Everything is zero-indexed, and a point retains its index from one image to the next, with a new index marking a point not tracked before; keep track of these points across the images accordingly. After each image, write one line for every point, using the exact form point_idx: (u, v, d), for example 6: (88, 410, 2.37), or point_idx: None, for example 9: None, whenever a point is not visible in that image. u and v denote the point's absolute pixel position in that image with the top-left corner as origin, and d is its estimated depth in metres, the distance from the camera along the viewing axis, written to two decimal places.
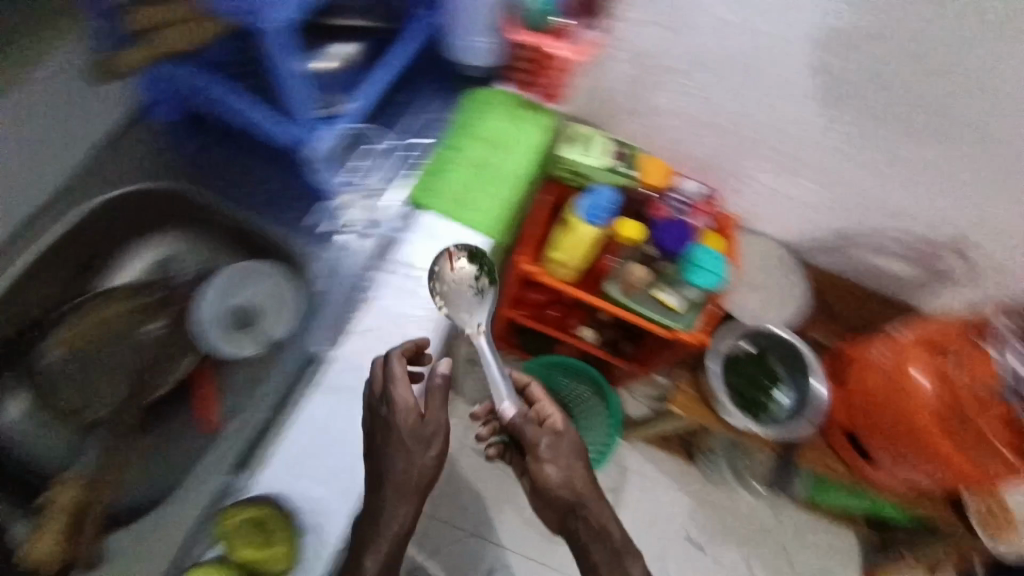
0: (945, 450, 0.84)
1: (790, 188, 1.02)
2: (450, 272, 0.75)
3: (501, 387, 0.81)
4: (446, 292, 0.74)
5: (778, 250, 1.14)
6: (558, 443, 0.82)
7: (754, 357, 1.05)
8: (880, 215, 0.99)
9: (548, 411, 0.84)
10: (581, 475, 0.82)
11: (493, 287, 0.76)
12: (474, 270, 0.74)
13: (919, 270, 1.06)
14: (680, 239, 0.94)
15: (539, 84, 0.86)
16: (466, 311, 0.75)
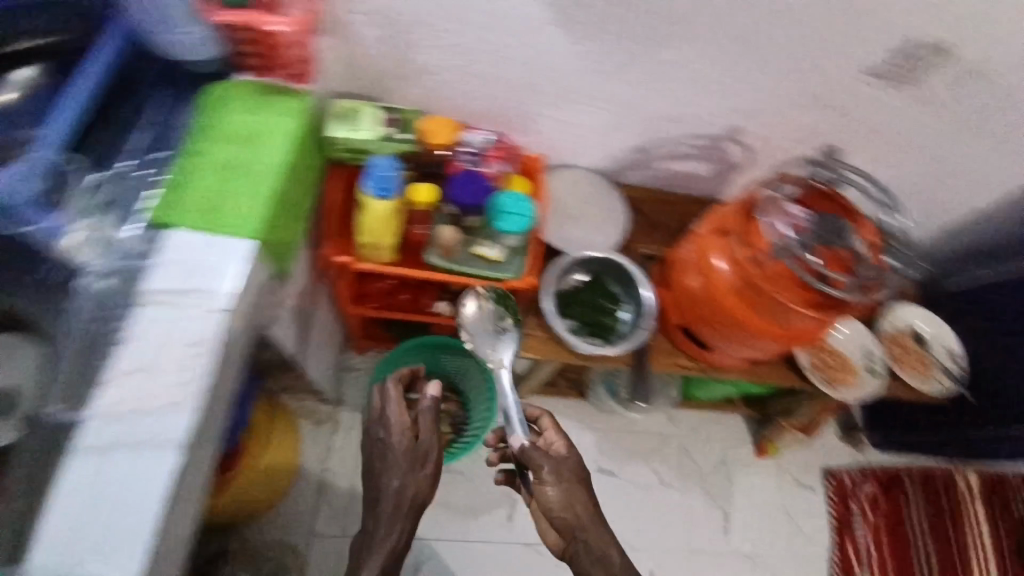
0: (750, 320, 0.91)
1: (581, 117, 1.04)
2: (474, 312, 1.02)
3: (516, 422, 0.93)
4: (474, 325, 1.02)
5: (592, 176, 1.17)
6: (560, 468, 0.92)
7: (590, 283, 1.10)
8: (664, 123, 1.05)
9: (553, 438, 0.97)
10: (581, 501, 0.91)
11: (514, 327, 1.02)
12: (496, 309, 1.02)
13: (714, 162, 1.15)
14: (479, 189, 0.93)
15: (277, 67, 0.82)
16: (490, 343, 1.00)
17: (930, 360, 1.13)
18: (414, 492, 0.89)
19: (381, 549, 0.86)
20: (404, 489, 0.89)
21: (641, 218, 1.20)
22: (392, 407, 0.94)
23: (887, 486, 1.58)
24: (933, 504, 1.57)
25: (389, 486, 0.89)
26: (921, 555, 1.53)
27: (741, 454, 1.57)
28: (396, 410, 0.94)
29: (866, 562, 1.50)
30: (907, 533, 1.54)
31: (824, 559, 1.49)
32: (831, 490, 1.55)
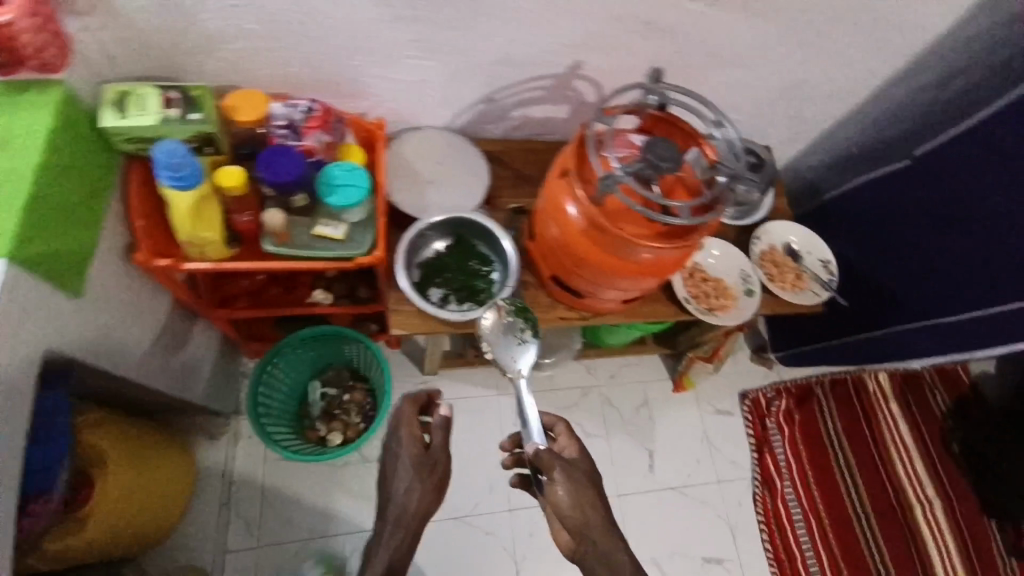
0: (604, 257, 0.88)
1: (412, 71, 0.97)
2: (496, 323, 0.95)
3: (531, 429, 0.89)
4: (496, 334, 0.94)
5: (448, 135, 1.10)
6: (572, 470, 0.86)
7: (453, 246, 1.05)
8: (504, 69, 1.00)
9: (568, 446, 0.93)
10: (595, 507, 0.84)
11: (535, 335, 0.94)
12: (517, 320, 0.95)
13: (567, 105, 1.11)
14: (296, 165, 0.85)
15: (31, 63, 0.67)
16: (510, 353, 0.93)
17: (804, 273, 1.17)
18: (421, 501, 0.86)
19: (385, 550, 0.84)
20: (414, 497, 0.85)
21: (506, 172, 1.15)
22: (402, 421, 0.90)
23: (798, 398, 1.64)
24: (841, 408, 1.65)
25: (398, 494, 0.86)
26: (835, 457, 1.60)
27: (660, 392, 1.59)
28: (409, 423, 0.90)
29: (787, 473, 1.56)
30: (821, 439, 1.61)
31: (749, 478, 1.53)
32: (748, 411, 1.60)
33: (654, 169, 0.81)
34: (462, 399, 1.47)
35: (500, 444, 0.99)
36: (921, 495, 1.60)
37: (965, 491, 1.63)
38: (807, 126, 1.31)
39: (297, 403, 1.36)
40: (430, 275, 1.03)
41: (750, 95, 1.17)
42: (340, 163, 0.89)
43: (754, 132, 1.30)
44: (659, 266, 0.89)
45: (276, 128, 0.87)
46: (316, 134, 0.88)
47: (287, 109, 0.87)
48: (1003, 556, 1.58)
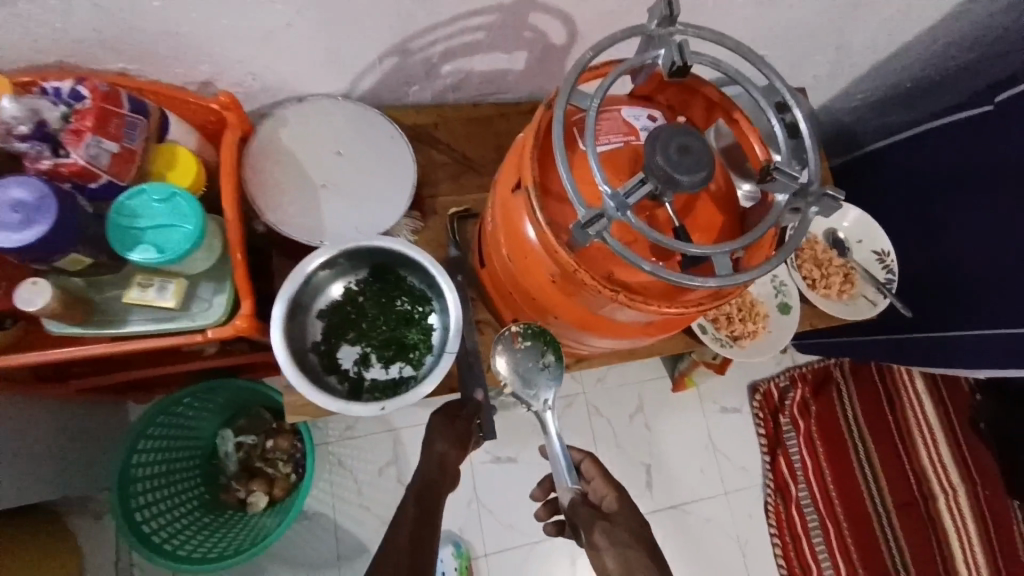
0: (577, 305, 0.57)
1: (266, 16, 0.59)
2: (511, 360, 0.68)
3: (562, 467, 0.71)
4: (513, 374, 0.68)
5: (345, 105, 0.73)
6: (614, 527, 0.66)
7: (368, 280, 0.72)
8: (417, 7, 0.62)
9: (604, 491, 0.72)
10: (651, 570, 0.62)
11: (559, 362, 0.67)
12: (532, 347, 0.68)
13: (524, 52, 0.74)
14: (47, 200, 0.49)
15: None
16: (535, 389, 0.68)
17: (854, 271, 0.87)
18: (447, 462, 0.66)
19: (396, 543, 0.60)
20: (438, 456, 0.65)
21: (443, 156, 0.80)
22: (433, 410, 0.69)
23: (814, 385, 1.41)
24: (863, 392, 1.41)
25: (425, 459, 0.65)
26: (854, 449, 1.38)
27: (657, 394, 1.34)
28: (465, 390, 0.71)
29: (803, 475, 1.36)
30: (840, 431, 1.39)
31: (760, 485, 1.33)
32: (758, 408, 1.37)
33: (668, 187, 0.48)
34: (420, 427, 1.19)
35: (533, 492, 0.83)
36: (943, 482, 1.36)
37: (995, 474, 1.37)
38: (857, 59, 0.95)
39: (207, 458, 1.07)
40: (337, 326, 0.71)
41: (789, 21, 0.80)
42: (146, 186, 0.54)
43: (785, 72, 0.94)
44: (677, 321, 0.58)
45: (15, 137, 0.51)
46: (90, 140, 0.52)
47: (28, 101, 0.50)
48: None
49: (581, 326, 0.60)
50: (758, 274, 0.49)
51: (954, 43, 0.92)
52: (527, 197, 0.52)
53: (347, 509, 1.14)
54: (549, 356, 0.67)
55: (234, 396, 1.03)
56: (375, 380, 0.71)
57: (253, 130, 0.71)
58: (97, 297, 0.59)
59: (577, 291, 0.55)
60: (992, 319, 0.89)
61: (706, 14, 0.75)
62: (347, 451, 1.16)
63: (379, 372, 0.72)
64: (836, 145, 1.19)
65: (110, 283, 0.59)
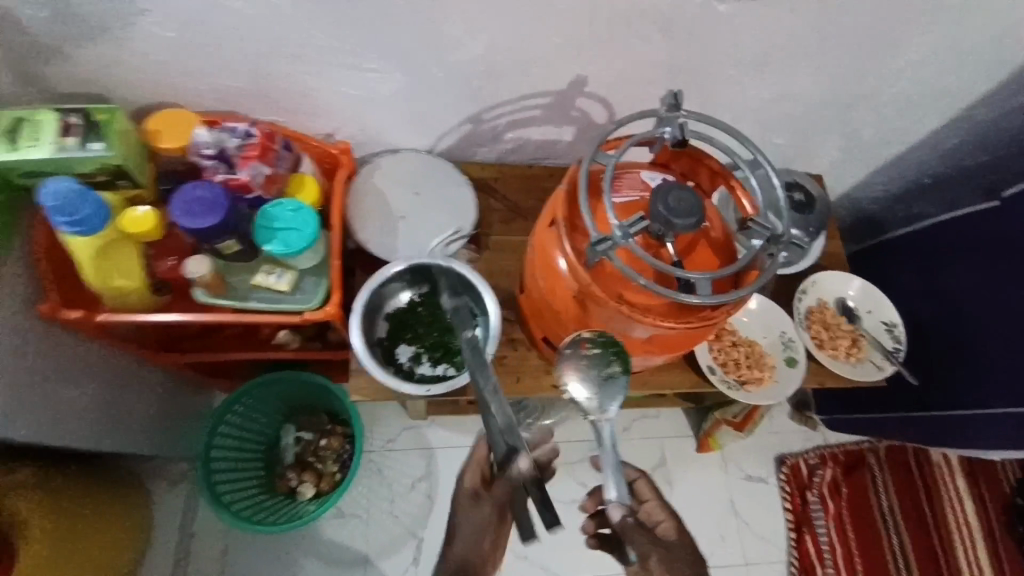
0: (590, 319, 0.70)
1: (380, 88, 0.81)
2: (576, 366, 0.74)
3: (613, 482, 0.68)
4: (579, 378, 0.74)
5: (427, 158, 0.93)
6: (671, 553, 0.79)
7: (428, 293, 0.88)
8: (490, 87, 0.83)
9: (659, 517, 0.86)
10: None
11: (625, 374, 0.73)
12: (603, 357, 0.74)
13: (571, 127, 0.93)
14: (220, 201, 0.69)
15: None
16: (598, 396, 0.73)
17: (862, 337, 0.95)
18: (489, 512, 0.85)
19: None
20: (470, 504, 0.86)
21: (499, 203, 0.98)
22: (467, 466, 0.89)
23: (846, 466, 1.40)
24: (897, 481, 1.38)
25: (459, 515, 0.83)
26: (887, 539, 1.34)
27: (680, 451, 1.38)
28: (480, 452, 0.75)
29: (830, 557, 1.32)
30: (872, 516, 1.36)
31: (784, 561, 1.31)
32: (785, 481, 1.37)
33: (666, 227, 0.62)
34: (453, 448, 1.31)
35: (583, 502, 0.85)
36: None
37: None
38: (872, 152, 1.07)
39: (268, 448, 1.22)
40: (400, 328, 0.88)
41: (800, 114, 0.95)
42: (283, 200, 0.74)
43: (803, 158, 1.08)
44: (676, 342, 0.70)
45: (204, 157, 0.72)
46: (253, 164, 0.73)
47: (217, 134, 0.72)
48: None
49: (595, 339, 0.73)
50: (734, 297, 0.61)
51: (960, 145, 1.03)
52: (558, 229, 0.68)
53: (380, 514, 1.24)
54: (615, 368, 0.74)
55: (301, 392, 1.20)
56: (423, 375, 0.85)
57: (355, 171, 0.92)
58: (230, 279, 0.77)
59: (591, 308, 0.69)
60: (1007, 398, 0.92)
61: (723, 106, 0.92)
62: (385, 461, 1.28)
63: (428, 369, 0.86)
64: (860, 231, 1.29)
65: (241, 269, 0.78)
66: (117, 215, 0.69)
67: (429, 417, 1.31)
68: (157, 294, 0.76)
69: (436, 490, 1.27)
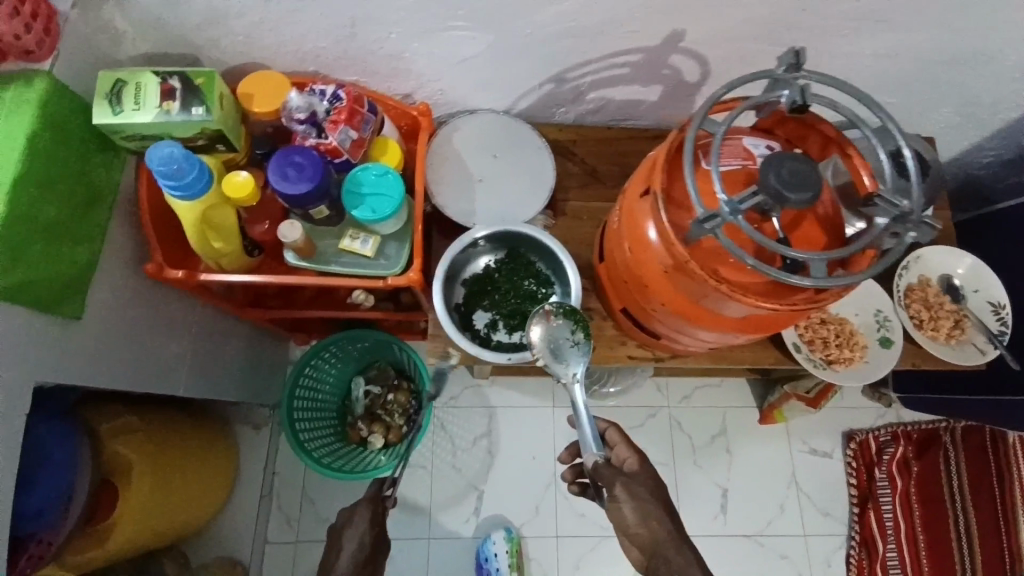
0: (678, 293, 0.68)
1: (463, 49, 0.78)
2: (544, 334, 0.77)
3: (588, 437, 0.72)
4: (544, 345, 0.76)
5: (505, 120, 0.91)
6: (633, 482, 0.70)
7: (506, 259, 0.89)
8: (578, 44, 0.78)
9: (626, 454, 0.75)
10: (664, 524, 0.69)
11: (587, 339, 0.77)
12: (566, 325, 0.77)
13: (658, 85, 0.88)
14: (314, 166, 0.69)
15: (31, 36, 0.59)
16: (565, 360, 0.76)
17: (966, 318, 0.88)
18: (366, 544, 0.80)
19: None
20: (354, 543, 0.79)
21: (576, 167, 0.95)
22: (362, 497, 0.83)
23: (919, 445, 1.35)
24: (974, 464, 1.31)
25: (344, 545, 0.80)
26: (957, 520, 1.29)
27: (742, 422, 1.36)
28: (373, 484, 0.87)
29: (894, 535, 1.30)
30: (941, 496, 1.32)
31: (844, 535, 1.30)
32: (852, 456, 1.34)
33: (776, 201, 0.58)
34: (514, 408, 1.34)
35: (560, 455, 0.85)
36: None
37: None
38: (993, 115, 0.96)
39: (341, 399, 1.27)
40: (477, 294, 0.89)
41: (921, 71, 0.85)
42: (370, 165, 0.74)
43: (910, 121, 0.98)
44: (771, 321, 0.67)
45: (296, 121, 0.72)
46: (342, 129, 0.73)
47: (308, 98, 0.72)
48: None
49: (678, 314, 0.70)
50: (849, 282, 0.57)
51: None
52: (654, 200, 0.64)
53: (443, 466, 1.29)
54: (579, 334, 0.77)
55: (374, 347, 1.25)
56: (500, 341, 0.87)
57: (433, 134, 0.90)
58: (318, 243, 0.78)
59: (682, 282, 0.66)
60: None
61: (833, 62, 0.83)
62: (449, 417, 1.33)
63: (504, 336, 0.88)
64: (965, 198, 1.18)
65: (328, 233, 0.79)
66: (217, 179, 0.72)
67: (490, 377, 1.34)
68: (250, 255, 0.78)
69: (496, 446, 1.31)
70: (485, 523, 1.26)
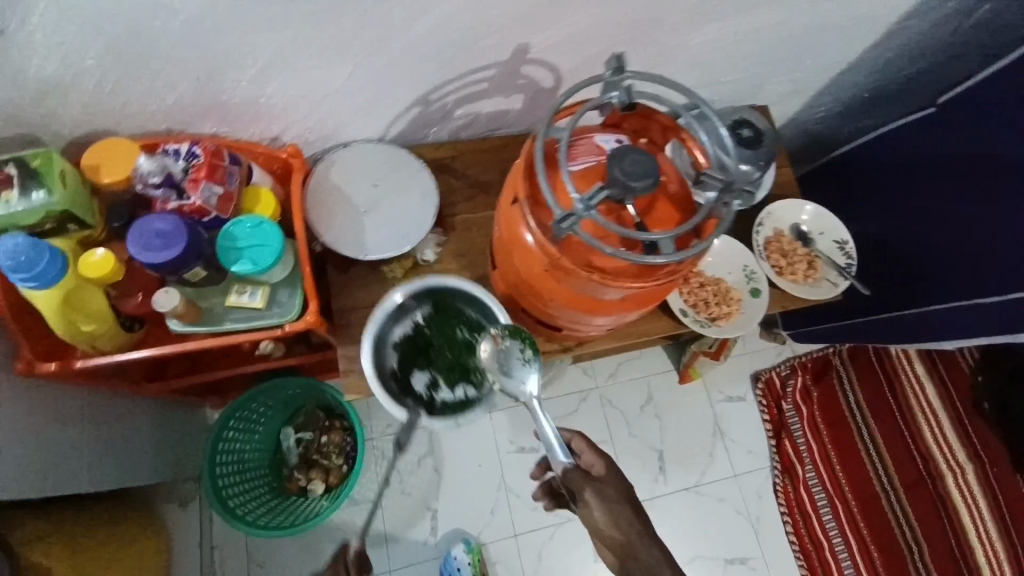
0: (562, 288, 0.73)
1: (322, 85, 0.79)
2: (493, 354, 0.78)
3: (555, 444, 0.73)
4: (496, 365, 0.77)
5: (382, 147, 0.92)
6: (603, 487, 0.75)
7: (433, 313, 0.87)
8: (437, 67, 0.82)
9: (593, 460, 0.80)
10: (635, 523, 0.74)
11: (538, 355, 0.76)
12: (514, 344, 0.77)
13: (522, 94, 0.93)
14: (181, 230, 0.67)
15: None
16: (518, 377, 0.76)
17: (816, 258, 1.01)
18: None
19: None
20: None
21: (460, 182, 0.98)
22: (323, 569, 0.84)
23: (815, 373, 1.51)
24: (862, 378, 1.51)
25: None
26: (859, 431, 1.47)
27: (665, 386, 1.46)
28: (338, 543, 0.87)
29: (809, 456, 1.45)
30: (842, 414, 1.48)
31: (768, 466, 1.43)
32: (762, 396, 1.48)
33: (624, 191, 0.64)
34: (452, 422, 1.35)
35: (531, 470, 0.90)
36: (950, 460, 1.45)
37: (1009, 455, 1.46)
38: (813, 78, 1.10)
39: (272, 454, 1.22)
40: (412, 355, 0.86)
41: (744, 51, 0.96)
42: (242, 217, 0.73)
43: (748, 93, 1.10)
44: (648, 298, 0.74)
45: (151, 186, 0.70)
46: (204, 185, 0.71)
47: (160, 160, 0.70)
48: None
49: (568, 306, 0.76)
50: (697, 250, 0.65)
51: (896, 59, 1.08)
52: (521, 208, 0.69)
53: (391, 496, 1.28)
54: (530, 352, 0.76)
55: (299, 396, 1.22)
56: (444, 400, 0.84)
57: (310, 171, 0.90)
58: (203, 304, 0.76)
59: (562, 278, 0.71)
60: (954, 292, 1.03)
61: (671, 53, 0.92)
62: (387, 444, 1.30)
63: (448, 394, 0.85)
64: (811, 151, 1.34)
65: (213, 292, 0.77)
66: (73, 261, 0.68)
67: None
68: (130, 331, 0.76)
69: (442, 462, 1.32)
70: (444, 542, 1.27)
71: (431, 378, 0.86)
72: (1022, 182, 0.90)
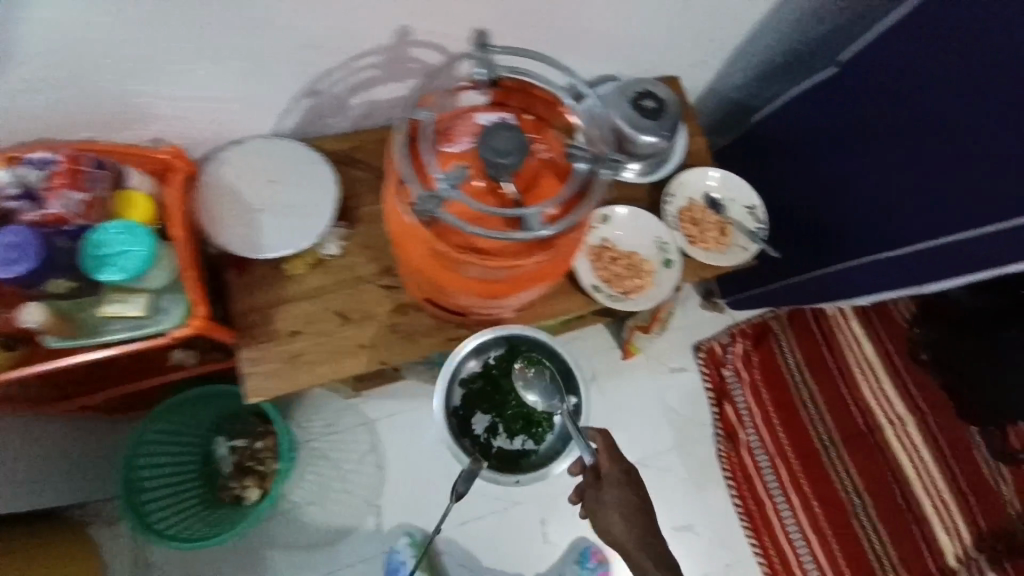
0: (446, 273, 0.73)
1: (191, 81, 0.76)
2: (528, 385, 1.02)
3: (580, 439, 0.93)
4: (536, 395, 1.01)
5: (275, 141, 0.89)
6: (611, 493, 0.95)
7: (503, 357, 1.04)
8: (315, 55, 0.79)
9: (605, 457, 0.96)
10: (637, 527, 0.95)
11: (558, 379, 1.02)
12: (540, 369, 1.02)
13: (418, 78, 0.90)
14: (35, 241, 0.67)
15: None
16: (546, 398, 1.00)
17: (728, 225, 1.02)
18: None
19: None
20: None
21: (363, 172, 0.95)
22: None
23: (755, 338, 1.53)
24: (800, 339, 1.53)
25: None
26: (798, 392, 1.50)
27: (609, 363, 1.47)
28: None
29: (750, 420, 1.48)
30: (781, 377, 1.51)
31: (711, 433, 1.45)
32: (703, 364, 1.49)
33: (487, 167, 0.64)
34: (394, 416, 1.33)
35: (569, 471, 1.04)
36: (890, 414, 1.48)
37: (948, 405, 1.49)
38: (720, 46, 1.10)
39: (204, 464, 1.20)
40: (478, 397, 1.05)
41: (642, 22, 0.95)
42: (110, 223, 0.71)
43: (658, 64, 1.09)
44: (532, 277, 0.74)
45: (6, 199, 0.68)
46: (63, 194, 0.69)
47: (14, 171, 0.67)
48: (994, 464, 1.47)
49: (458, 290, 0.76)
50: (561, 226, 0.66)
51: (801, 21, 1.07)
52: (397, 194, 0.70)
53: (333, 496, 1.27)
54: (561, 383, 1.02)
55: (227, 404, 1.19)
56: (501, 447, 1.05)
57: (201, 172, 0.86)
58: (82, 317, 0.74)
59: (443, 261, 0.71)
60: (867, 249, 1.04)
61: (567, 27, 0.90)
62: (329, 445, 1.30)
63: (504, 441, 1.05)
64: (734, 119, 1.34)
65: (93, 304, 0.75)
66: None
67: (362, 392, 1.32)
68: (12, 349, 0.74)
69: (386, 457, 1.31)
70: (391, 536, 1.26)
71: (488, 421, 1.06)
72: (918, 137, 0.91)
